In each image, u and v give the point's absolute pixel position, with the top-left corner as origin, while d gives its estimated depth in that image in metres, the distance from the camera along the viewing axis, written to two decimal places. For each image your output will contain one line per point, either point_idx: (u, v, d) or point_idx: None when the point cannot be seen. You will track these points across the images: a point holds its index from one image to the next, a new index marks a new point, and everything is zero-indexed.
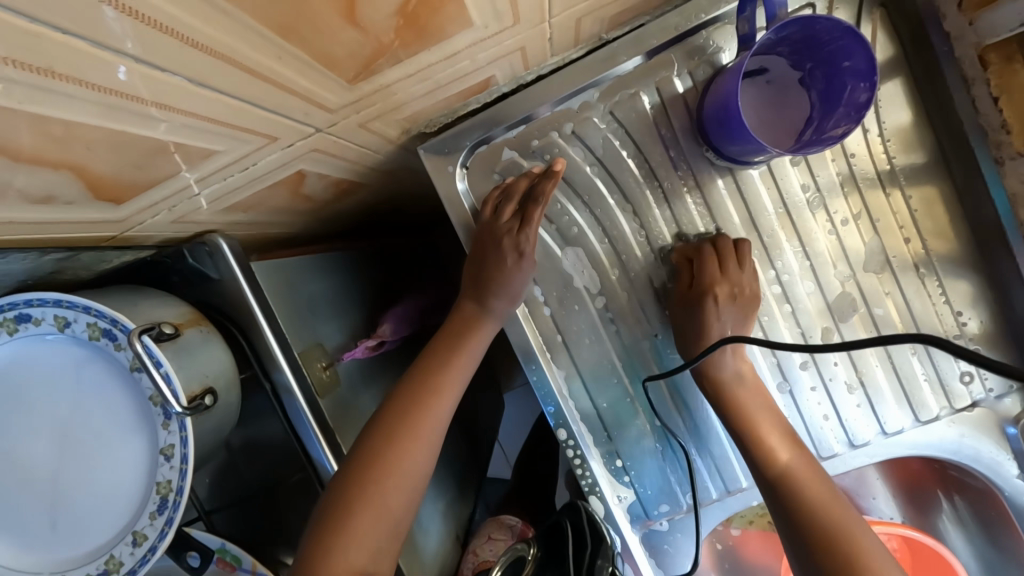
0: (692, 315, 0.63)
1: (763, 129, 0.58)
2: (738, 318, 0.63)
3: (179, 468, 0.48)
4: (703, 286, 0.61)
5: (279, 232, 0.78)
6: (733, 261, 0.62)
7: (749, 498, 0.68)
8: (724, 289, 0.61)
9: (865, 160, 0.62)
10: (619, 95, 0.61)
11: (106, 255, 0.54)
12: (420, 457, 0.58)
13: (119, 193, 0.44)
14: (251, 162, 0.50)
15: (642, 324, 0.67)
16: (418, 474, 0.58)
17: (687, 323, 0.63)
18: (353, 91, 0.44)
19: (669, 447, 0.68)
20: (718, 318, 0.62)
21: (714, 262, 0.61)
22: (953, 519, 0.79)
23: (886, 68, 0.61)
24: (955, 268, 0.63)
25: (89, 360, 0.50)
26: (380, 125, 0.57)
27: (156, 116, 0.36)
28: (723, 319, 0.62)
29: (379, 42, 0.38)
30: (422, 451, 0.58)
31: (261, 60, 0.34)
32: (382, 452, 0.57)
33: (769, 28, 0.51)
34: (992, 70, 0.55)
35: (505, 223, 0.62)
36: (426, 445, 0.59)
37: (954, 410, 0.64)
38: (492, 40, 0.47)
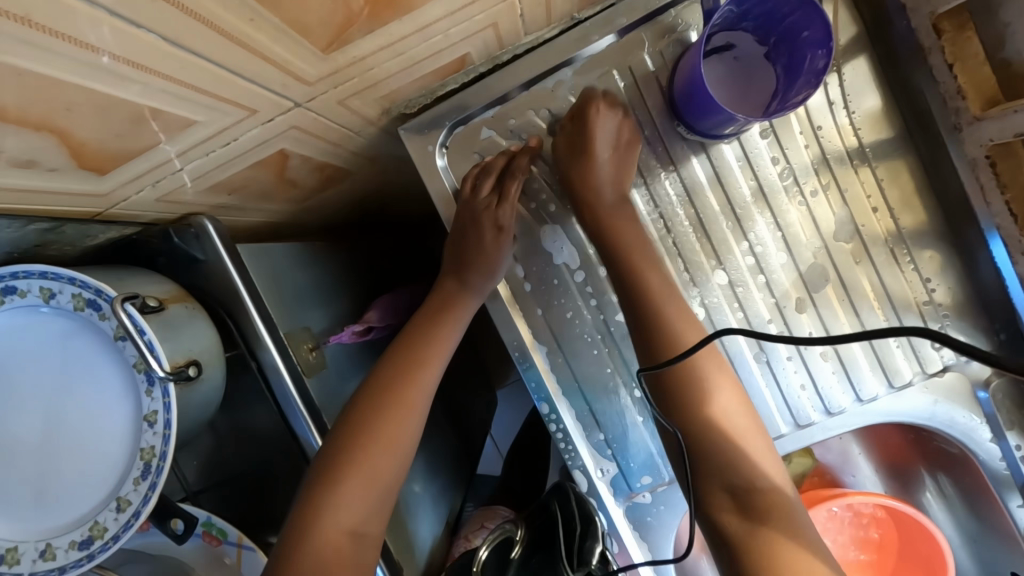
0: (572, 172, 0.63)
1: (732, 102, 0.59)
2: (620, 154, 0.63)
3: (162, 433, 0.49)
4: (585, 141, 0.62)
5: (265, 220, 0.79)
6: (591, 108, 0.62)
7: None
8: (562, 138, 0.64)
9: (833, 134, 0.64)
10: (593, 74, 0.63)
11: (92, 230, 0.55)
12: (408, 423, 0.59)
13: (103, 163, 0.45)
14: (232, 138, 0.52)
15: None
16: (406, 440, 0.59)
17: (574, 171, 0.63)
18: (329, 62, 0.46)
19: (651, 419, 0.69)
20: (602, 120, 0.62)
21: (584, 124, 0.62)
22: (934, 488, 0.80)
23: (851, 47, 0.63)
24: (923, 238, 0.65)
25: (75, 330, 0.51)
26: (359, 103, 0.58)
27: (137, 79, 0.37)
28: (607, 128, 0.62)
29: (350, 8, 0.39)
30: (410, 420, 0.59)
31: (234, 21, 0.36)
32: (369, 421, 0.58)
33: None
34: (946, 38, 0.57)
35: (484, 199, 0.64)
36: (414, 416, 0.60)
37: (927, 376, 0.65)
38: (464, 14, 0.49)
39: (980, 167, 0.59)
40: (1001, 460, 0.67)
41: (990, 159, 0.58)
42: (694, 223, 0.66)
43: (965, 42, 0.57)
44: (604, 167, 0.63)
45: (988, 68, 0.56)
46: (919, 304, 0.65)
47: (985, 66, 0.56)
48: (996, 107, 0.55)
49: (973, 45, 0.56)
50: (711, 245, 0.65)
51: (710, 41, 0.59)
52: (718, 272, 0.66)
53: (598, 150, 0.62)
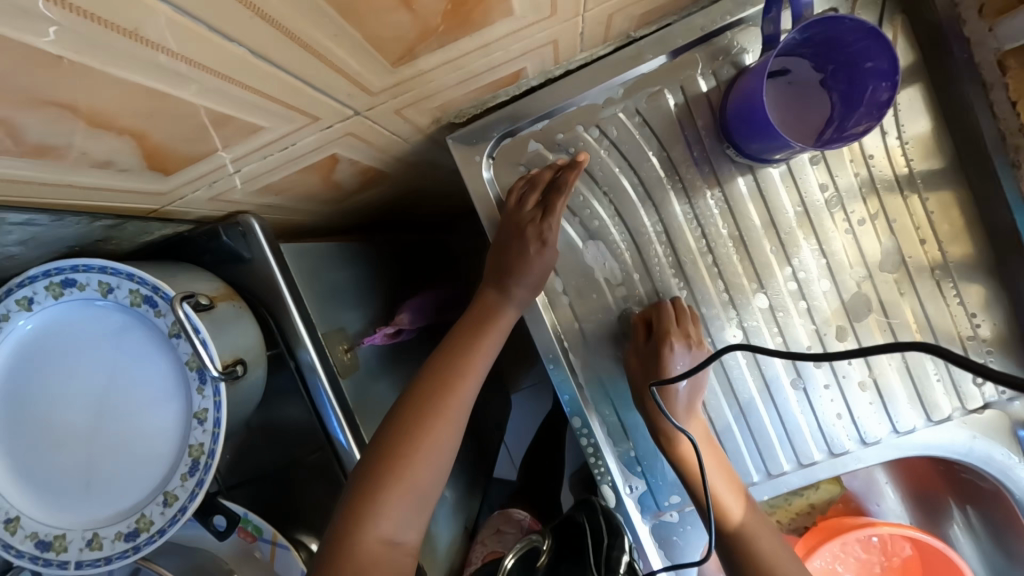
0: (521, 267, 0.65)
1: (785, 127, 0.59)
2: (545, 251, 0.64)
3: (211, 432, 0.49)
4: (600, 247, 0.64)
5: (304, 219, 0.80)
6: (666, 344, 0.63)
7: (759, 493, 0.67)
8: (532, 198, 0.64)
9: (884, 163, 0.64)
10: (645, 92, 0.64)
11: (148, 226, 0.56)
12: (447, 432, 0.60)
13: (170, 165, 0.46)
14: (291, 143, 0.53)
15: None
16: (445, 449, 0.59)
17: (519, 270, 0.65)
18: (395, 74, 0.47)
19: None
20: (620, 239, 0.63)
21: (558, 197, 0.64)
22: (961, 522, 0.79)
23: (907, 75, 0.63)
24: (969, 272, 0.64)
25: (129, 324, 0.52)
26: (413, 112, 0.59)
27: (219, 89, 0.38)
28: (681, 360, 0.64)
29: (427, 25, 0.40)
30: (449, 430, 0.60)
31: (319, 37, 0.36)
32: (410, 430, 0.58)
33: (795, 28, 0.52)
34: (1011, 74, 0.56)
35: (528, 212, 0.64)
36: (452, 427, 0.60)
37: (966, 411, 0.65)
38: (529, 31, 0.49)
39: None
40: None
41: None
42: (737, 245, 0.66)
43: None
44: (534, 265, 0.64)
45: None
46: (962, 337, 0.64)
47: None
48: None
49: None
50: (754, 268, 0.65)
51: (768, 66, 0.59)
52: (759, 295, 0.65)
53: (673, 378, 0.64)
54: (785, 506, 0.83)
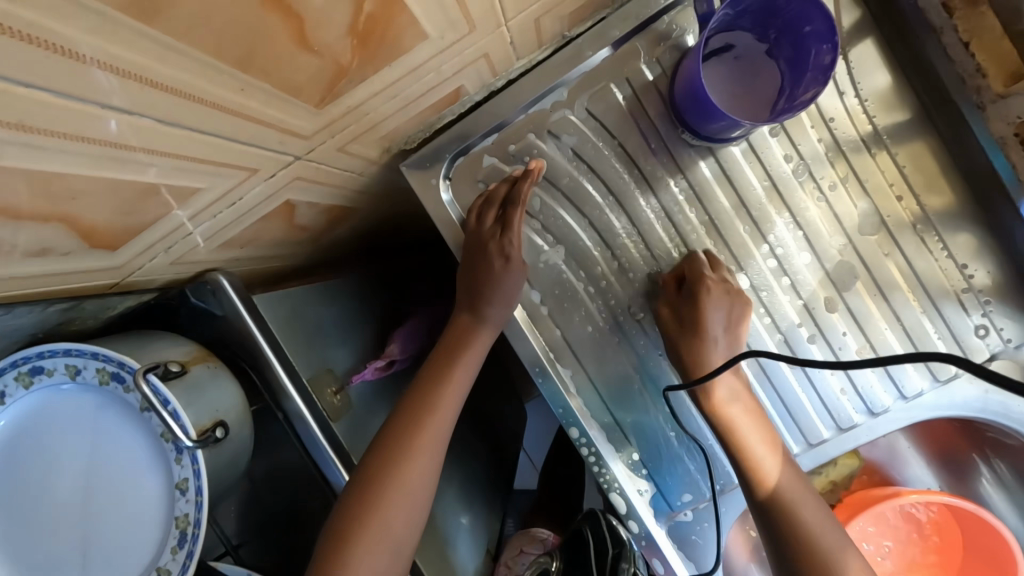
0: (476, 279, 0.64)
1: (736, 105, 0.57)
2: (501, 261, 0.63)
3: (195, 501, 0.49)
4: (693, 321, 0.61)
5: (279, 265, 0.80)
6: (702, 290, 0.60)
7: None
8: (489, 210, 0.64)
9: (846, 124, 0.62)
10: (590, 90, 0.62)
11: (111, 301, 0.56)
12: (422, 469, 0.59)
13: (115, 239, 0.46)
14: (239, 196, 0.52)
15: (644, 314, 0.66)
16: (421, 486, 0.59)
17: (478, 284, 0.64)
18: (324, 115, 0.46)
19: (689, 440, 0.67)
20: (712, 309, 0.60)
21: (513, 205, 0.62)
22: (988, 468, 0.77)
23: (857, 30, 0.61)
24: (956, 222, 0.62)
25: (102, 404, 0.52)
26: (358, 146, 0.58)
27: (136, 160, 0.37)
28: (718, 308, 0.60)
29: (339, 64, 0.39)
30: (426, 465, 0.60)
31: (224, 95, 0.35)
32: (383, 473, 0.58)
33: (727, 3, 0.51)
34: (958, 15, 0.56)
35: (488, 229, 0.63)
36: (428, 462, 0.60)
37: (973, 366, 0.62)
38: (454, 50, 0.48)
39: (1010, 145, 0.57)
40: None
41: (1019, 136, 0.56)
42: (709, 230, 0.64)
43: (978, 18, 0.55)
44: (495, 279, 0.63)
45: (1006, 42, 0.55)
46: (957, 291, 0.62)
47: (1003, 39, 0.55)
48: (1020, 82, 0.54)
49: (989, 18, 0.55)
50: (729, 250, 0.63)
51: (709, 44, 0.57)
52: (740, 277, 0.63)
53: (712, 331, 0.61)
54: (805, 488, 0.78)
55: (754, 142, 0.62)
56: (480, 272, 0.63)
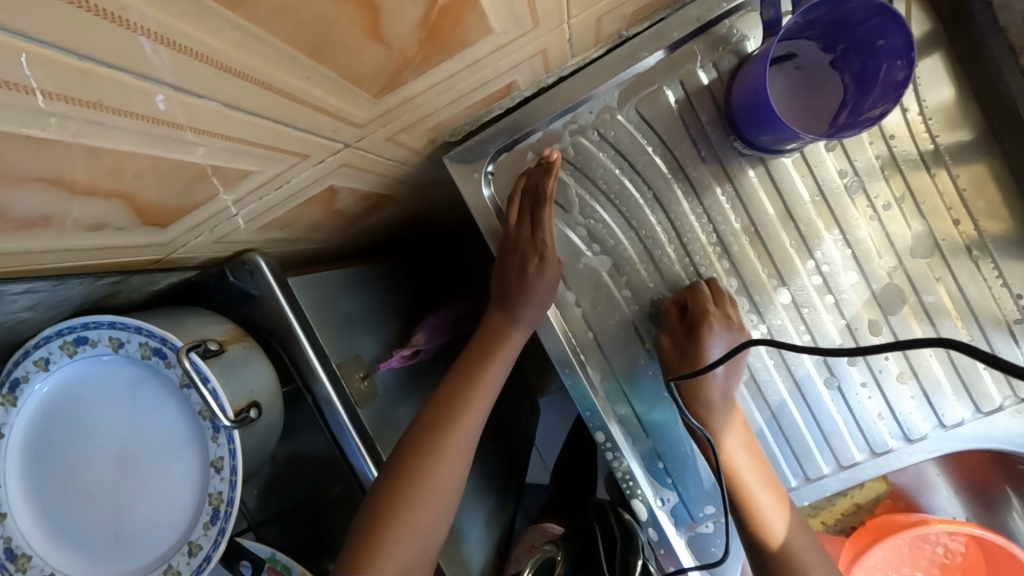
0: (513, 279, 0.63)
1: (795, 117, 0.56)
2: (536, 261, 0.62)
3: (229, 479, 0.49)
4: (694, 352, 0.61)
5: (312, 248, 0.80)
6: (704, 325, 0.60)
7: (799, 499, 0.64)
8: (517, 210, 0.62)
9: (906, 140, 0.60)
10: (643, 92, 0.61)
11: (154, 277, 0.56)
12: (450, 467, 0.59)
13: (165, 218, 0.46)
14: (286, 181, 0.52)
15: None
16: (449, 484, 0.59)
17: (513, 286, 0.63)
18: (379, 105, 0.45)
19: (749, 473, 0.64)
20: (712, 344, 0.60)
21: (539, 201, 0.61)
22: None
23: (925, 45, 0.58)
24: (1013, 251, 0.59)
25: (142, 378, 0.52)
26: (406, 136, 0.57)
27: (196, 141, 0.37)
28: (721, 341, 0.61)
29: (404, 56, 0.38)
30: (452, 463, 0.60)
31: (291, 82, 0.35)
32: (412, 468, 0.58)
33: (797, 12, 0.49)
34: None
35: (516, 229, 0.62)
36: (457, 461, 0.60)
37: (1019, 400, 0.60)
38: (515, 46, 0.47)
39: None
40: None
41: None
42: (753, 240, 0.62)
43: None
44: (532, 280, 0.61)
45: None
46: (1008, 321, 0.60)
47: None
48: None
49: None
50: (772, 262, 0.62)
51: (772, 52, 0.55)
52: (781, 292, 0.62)
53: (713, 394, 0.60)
54: (831, 507, 0.76)
55: (806, 154, 0.60)
56: (513, 273, 0.62)
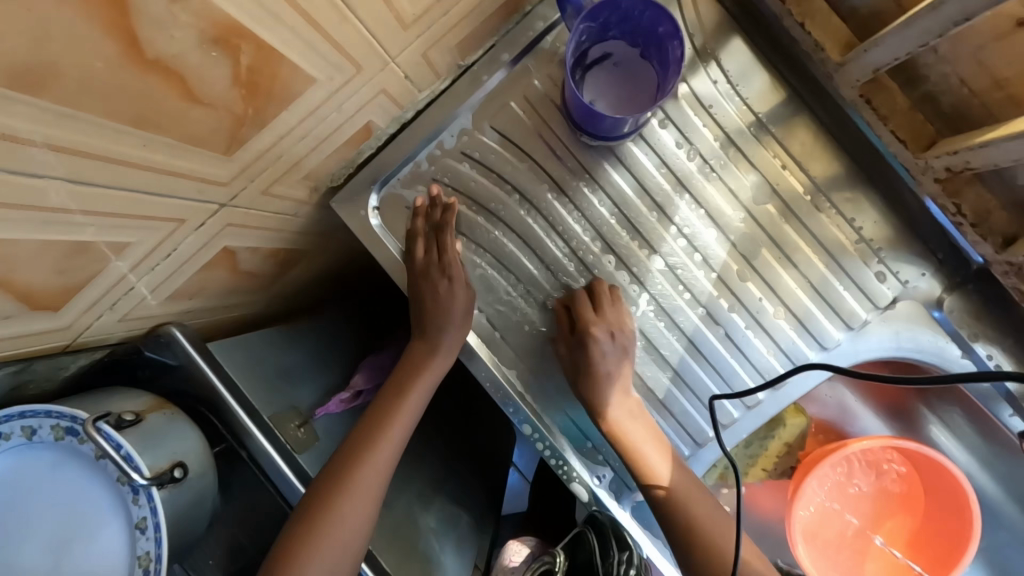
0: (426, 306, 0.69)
1: (623, 107, 0.64)
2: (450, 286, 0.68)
3: (154, 537, 0.52)
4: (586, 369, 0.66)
5: (236, 314, 0.83)
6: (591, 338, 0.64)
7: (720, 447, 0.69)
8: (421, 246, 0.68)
9: (725, 107, 0.68)
10: (492, 110, 0.68)
11: (60, 360, 0.59)
12: (368, 482, 0.64)
13: (53, 300, 0.49)
14: (173, 247, 0.56)
15: None
16: (368, 498, 0.63)
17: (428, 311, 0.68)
18: (236, 161, 0.50)
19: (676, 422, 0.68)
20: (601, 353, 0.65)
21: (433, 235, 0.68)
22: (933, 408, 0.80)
23: (718, 26, 0.67)
24: (836, 183, 0.67)
25: (62, 460, 0.54)
26: (284, 188, 0.62)
27: (58, 220, 0.41)
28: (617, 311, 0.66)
29: (233, 112, 0.43)
30: (367, 481, 0.64)
31: (129, 151, 0.40)
32: (327, 490, 0.62)
33: (582, 17, 0.57)
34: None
35: (417, 262, 0.68)
36: (377, 475, 0.64)
37: (881, 310, 0.66)
38: (348, 90, 0.53)
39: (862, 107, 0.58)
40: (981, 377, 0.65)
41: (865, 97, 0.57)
42: (620, 218, 0.68)
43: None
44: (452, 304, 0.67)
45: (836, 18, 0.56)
46: (852, 244, 0.67)
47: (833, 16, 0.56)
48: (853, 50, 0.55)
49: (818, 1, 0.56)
50: (641, 235, 0.68)
51: (588, 58, 0.63)
52: (654, 259, 0.68)
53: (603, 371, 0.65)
54: (767, 453, 0.79)
55: (643, 134, 0.67)
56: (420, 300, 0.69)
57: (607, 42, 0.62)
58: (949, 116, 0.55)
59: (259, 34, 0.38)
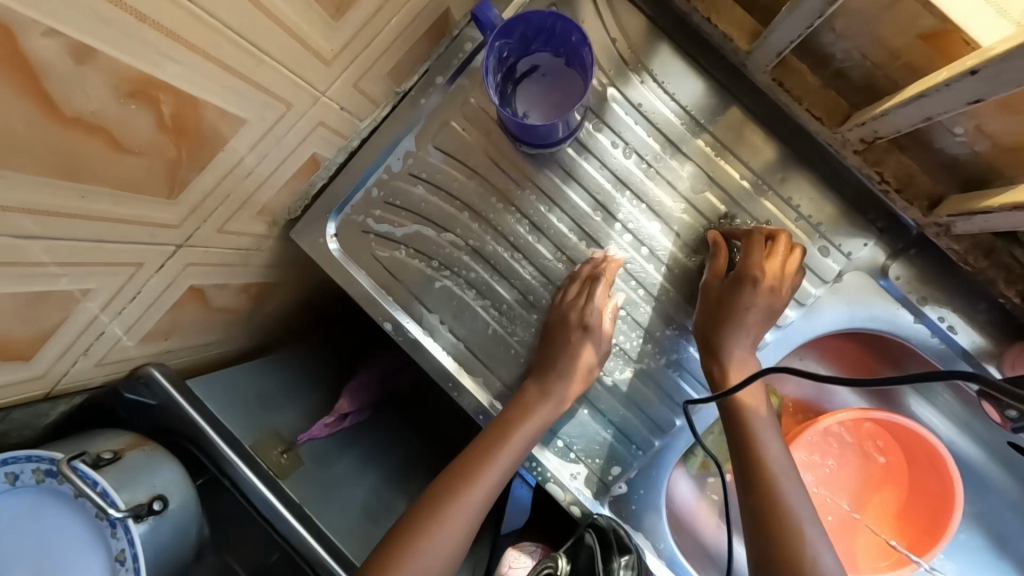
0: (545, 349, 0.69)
1: (553, 113, 0.67)
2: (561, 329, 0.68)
3: (134, 567, 0.56)
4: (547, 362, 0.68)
5: (217, 351, 0.86)
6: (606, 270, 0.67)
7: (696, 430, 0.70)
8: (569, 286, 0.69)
9: (654, 105, 0.70)
10: (433, 130, 0.71)
11: (39, 408, 0.62)
12: (445, 540, 0.61)
13: (23, 350, 0.52)
14: (138, 290, 0.59)
15: None
16: (442, 558, 0.61)
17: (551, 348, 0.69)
18: (182, 203, 0.54)
19: (640, 412, 0.70)
20: (585, 344, 0.68)
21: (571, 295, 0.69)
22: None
23: (639, 31, 0.70)
24: (772, 166, 0.69)
25: (39, 501, 0.57)
26: (239, 224, 0.65)
27: (13, 273, 0.44)
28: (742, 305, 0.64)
29: (166, 157, 0.47)
30: (446, 539, 0.61)
31: (71, 204, 0.43)
32: (399, 547, 0.60)
33: (496, 34, 0.61)
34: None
35: (568, 304, 0.68)
36: (456, 534, 0.62)
37: (828, 284, 0.68)
38: (283, 126, 0.56)
39: (774, 90, 0.60)
40: (932, 336, 0.66)
41: (778, 81, 0.60)
42: (565, 221, 0.71)
43: None
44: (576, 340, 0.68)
45: (738, 9, 0.59)
46: (793, 222, 0.68)
47: (735, 8, 0.59)
48: (757, 37, 0.57)
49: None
50: (588, 236, 0.71)
51: (517, 71, 0.67)
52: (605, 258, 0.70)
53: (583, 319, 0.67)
54: None
55: (579, 139, 0.70)
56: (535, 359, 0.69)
57: (532, 55, 0.66)
58: (860, 90, 0.56)
59: (176, 85, 0.42)
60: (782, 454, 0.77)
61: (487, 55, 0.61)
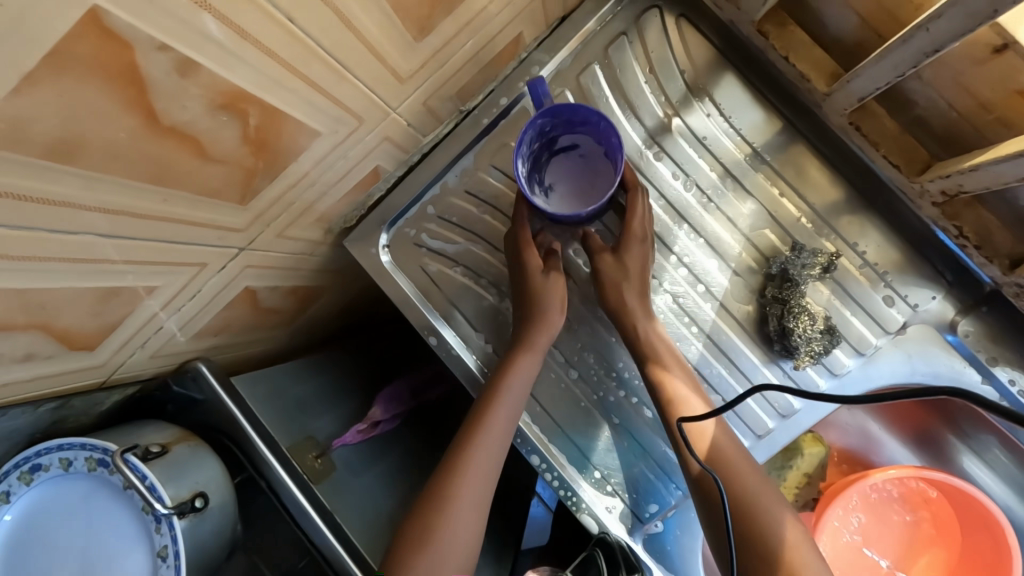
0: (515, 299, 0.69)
1: (574, 196, 0.68)
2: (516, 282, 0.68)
3: (174, 564, 0.56)
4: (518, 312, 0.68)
5: (258, 350, 0.88)
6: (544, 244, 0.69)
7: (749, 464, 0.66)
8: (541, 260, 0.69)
9: (718, 138, 0.69)
10: (494, 150, 0.71)
11: (95, 397, 0.64)
12: (467, 502, 0.60)
13: (89, 341, 0.54)
14: (197, 289, 0.60)
15: (600, 360, 0.71)
16: (467, 519, 0.59)
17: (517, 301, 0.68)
18: (250, 210, 0.55)
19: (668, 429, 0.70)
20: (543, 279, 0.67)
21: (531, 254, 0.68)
22: (960, 435, 0.77)
23: (709, 64, 0.70)
24: (838, 209, 0.67)
25: (92, 490, 0.59)
26: (298, 230, 0.67)
27: (91, 269, 0.46)
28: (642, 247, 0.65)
29: (244, 166, 0.48)
30: (465, 500, 0.60)
31: (153, 207, 0.44)
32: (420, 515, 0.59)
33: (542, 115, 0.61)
34: (772, 37, 0.59)
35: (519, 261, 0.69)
36: (475, 491, 0.60)
37: (892, 335, 0.65)
38: (352, 140, 0.57)
39: (849, 134, 0.59)
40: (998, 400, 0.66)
41: (854, 125, 0.58)
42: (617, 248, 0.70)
43: (790, 35, 0.58)
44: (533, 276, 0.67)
45: (819, 50, 0.58)
46: (859, 270, 0.66)
47: (816, 49, 0.58)
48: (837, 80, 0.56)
49: (798, 35, 0.58)
50: (643, 269, 0.69)
51: (557, 144, 0.66)
52: (661, 293, 0.68)
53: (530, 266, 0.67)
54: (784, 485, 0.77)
55: (640, 168, 0.69)
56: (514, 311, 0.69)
57: (575, 134, 0.66)
58: (943, 140, 0.54)
59: (265, 98, 0.43)
60: (824, 504, 0.74)
61: (527, 131, 0.61)
